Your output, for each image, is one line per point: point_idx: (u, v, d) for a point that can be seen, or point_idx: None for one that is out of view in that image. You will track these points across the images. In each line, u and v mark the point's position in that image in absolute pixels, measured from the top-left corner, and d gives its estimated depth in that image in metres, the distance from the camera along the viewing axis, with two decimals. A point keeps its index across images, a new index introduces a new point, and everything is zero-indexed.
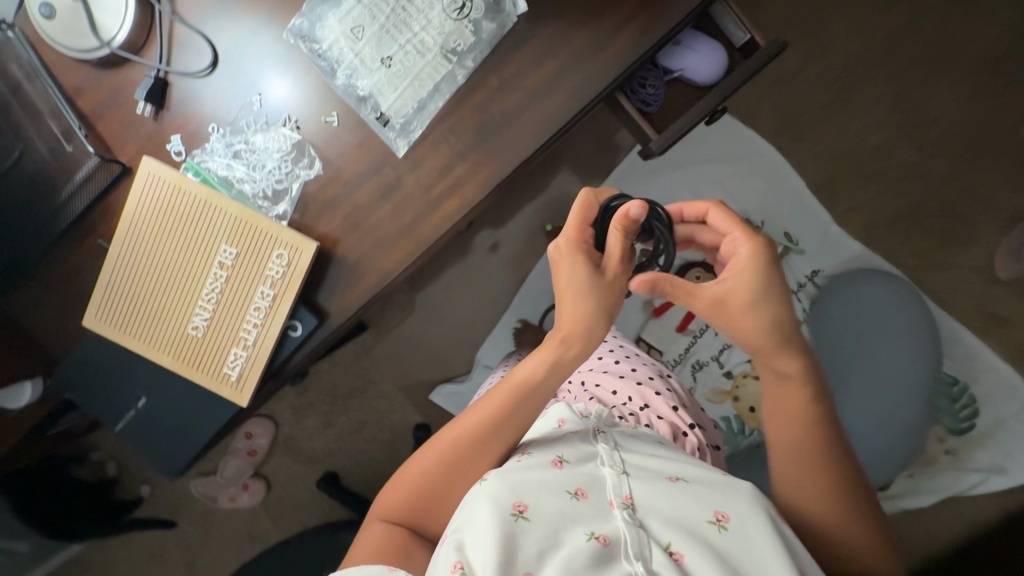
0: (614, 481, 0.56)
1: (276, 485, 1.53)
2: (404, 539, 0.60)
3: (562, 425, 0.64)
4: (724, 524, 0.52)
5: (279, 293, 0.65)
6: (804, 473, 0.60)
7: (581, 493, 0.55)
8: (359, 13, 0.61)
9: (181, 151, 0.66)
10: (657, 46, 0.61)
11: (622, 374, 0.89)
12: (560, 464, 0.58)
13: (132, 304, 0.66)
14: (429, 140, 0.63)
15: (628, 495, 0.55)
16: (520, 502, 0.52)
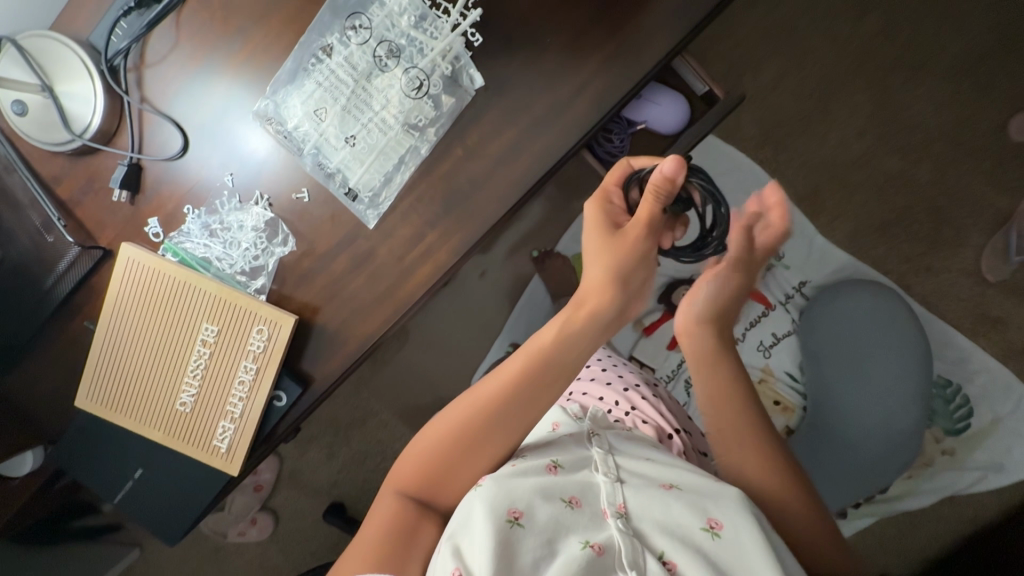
0: (608, 490, 0.57)
1: (284, 517, 1.54)
2: (414, 516, 0.59)
3: (556, 428, 0.70)
4: (717, 531, 0.53)
5: (261, 367, 0.67)
6: (761, 460, 0.64)
7: (576, 502, 0.55)
8: (320, 96, 0.62)
9: (159, 232, 0.68)
10: (616, 109, 0.61)
11: (609, 380, 0.88)
12: (554, 470, 0.58)
13: (119, 385, 0.68)
14: (398, 210, 0.65)
15: (622, 504, 0.56)
16: (516, 508, 0.52)
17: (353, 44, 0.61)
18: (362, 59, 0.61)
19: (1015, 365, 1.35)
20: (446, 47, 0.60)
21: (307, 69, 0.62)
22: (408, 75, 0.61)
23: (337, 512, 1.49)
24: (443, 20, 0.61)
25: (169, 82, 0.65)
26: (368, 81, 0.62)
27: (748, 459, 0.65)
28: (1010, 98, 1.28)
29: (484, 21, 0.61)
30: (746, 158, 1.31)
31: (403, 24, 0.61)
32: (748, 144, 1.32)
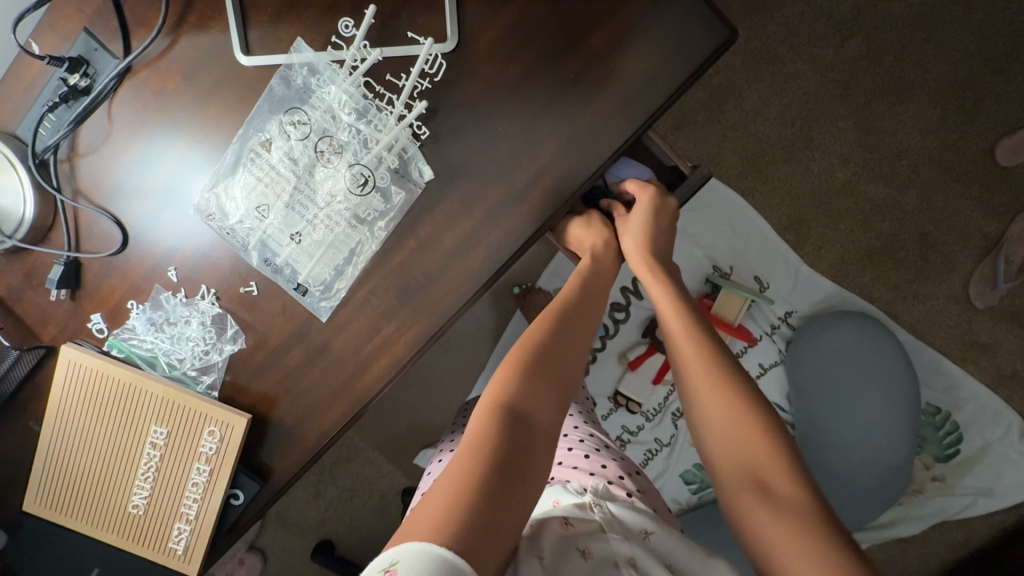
0: (618, 543, 0.55)
1: (272, 556, 1.48)
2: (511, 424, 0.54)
3: (557, 504, 0.61)
4: None
5: (215, 469, 0.64)
6: (715, 413, 0.59)
7: (587, 553, 0.54)
8: (261, 192, 0.59)
9: (103, 328, 0.64)
10: (573, 196, 0.59)
11: (591, 468, 0.70)
12: (566, 526, 0.56)
13: (68, 488, 0.65)
14: (352, 302, 0.62)
15: (631, 556, 0.54)
16: (537, 553, 0.52)
17: (287, 136, 0.58)
18: (303, 154, 0.59)
19: (1003, 391, 1.32)
20: (391, 141, 0.57)
21: (245, 163, 0.59)
22: (352, 171, 0.59)
23: (325, 551, 1.44)
24: (387, 112, 0.58)
25: (103, 175, 0.62)
26: (311, 175, 0.59)
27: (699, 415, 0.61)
28: (994, 121, 1.25)
29: (432, 110, 0.57)
30: (727, 189, 1.27)
31: (344, 117, 0.58)
32: (732, 172, 1.28)
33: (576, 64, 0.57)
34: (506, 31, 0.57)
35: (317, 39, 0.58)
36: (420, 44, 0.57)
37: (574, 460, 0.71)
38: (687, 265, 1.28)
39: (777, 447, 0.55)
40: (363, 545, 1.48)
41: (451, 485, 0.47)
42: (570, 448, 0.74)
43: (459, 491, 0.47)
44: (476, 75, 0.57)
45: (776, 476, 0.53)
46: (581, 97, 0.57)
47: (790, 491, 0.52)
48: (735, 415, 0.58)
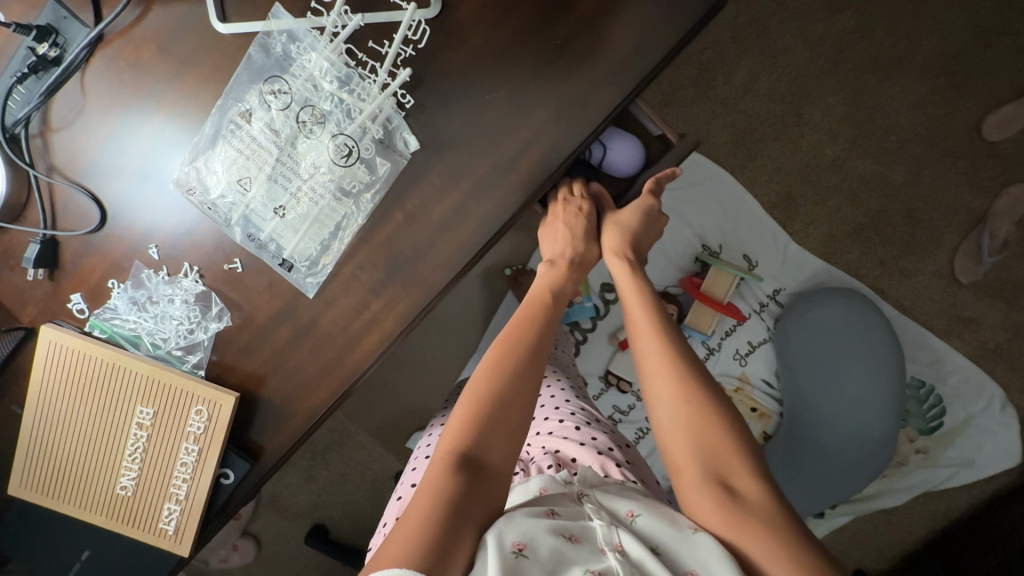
0: (604, 530, 0.51)
1: (266, 542, 1.48)
2: (489, 412, 0.57)
3: (544, 492, 0.58)
4: None
5: (204, 448, 0.63)
6: (681, 416, 0.59)
7: (574, 538, 0.50)
8: (243, 166, 0.58)
9: (84, 308, 0.63)
10: (562, 169, 0.58)
11: (581, 440, 0.70)
12: (552, 513, 0.52)
13: (54, 471, 0.64)
14: (340, 277, 0.61)
15: (619, 542, 0.50)
16: (521, 540, 0.48)
17: (270, 105, 0.57)
18: (285, 125, 0.57)
19: (986, 364, 1.34)
20: (374, 111, 0.56)
21: (225, 135, 0.58)
22: (336, 142, 0.57)
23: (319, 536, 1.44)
24: (371, 81, 0.56)
25: (77, 148, 0.60)
26: (293, 147, 0.57)
27: (662, 416, 0.60)
28: (980, 97, 1.26)
29: (417, 78, 0.56)
30: (715, 168, 1.27)
31: (326, 85, 0.57)
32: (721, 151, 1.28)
33: (564, 28, 0.56)
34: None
35: (296, 5, 0.56)
36: (403, 9, 0.55)
37: (565, 431, 0.72)
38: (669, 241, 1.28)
39: (740, 453, 0.57)
40: (357, 529, 1.49)
41: (432, 483, 0.51)
42: (561, 420, 0.75)
43: (438, 496, 0.50)
44: (462, 42, 0.56)
45: (740, 481, 0.55)
46: (568, 65, 0.57)
47: (753, 496, 0.53)
48: (701, 421, 0.58)
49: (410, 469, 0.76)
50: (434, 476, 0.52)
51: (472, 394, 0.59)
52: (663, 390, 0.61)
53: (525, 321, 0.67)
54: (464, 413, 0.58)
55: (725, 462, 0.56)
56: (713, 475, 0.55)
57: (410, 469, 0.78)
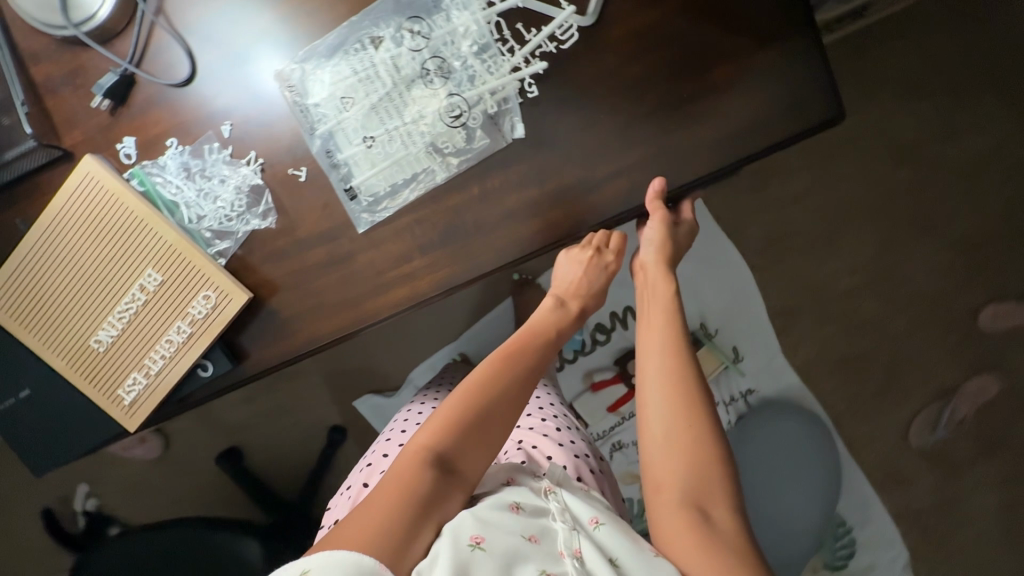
0: (565, 534, 0.52)
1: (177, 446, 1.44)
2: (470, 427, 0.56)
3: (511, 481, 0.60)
4: None
5: (195, 334, 0.61)
6: (674, 441, 0.56)
7: (533, 539, 0.51)
8: (350, 85, 0.58)
9: (131, 155, 0.61)
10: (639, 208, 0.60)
11: (561, 441, 0.72)
12: (516, 508, 0.54)
13: (35, 299, 0.62)
14: (395, 224, 0.61)
15: (577, 549, 0.51)
16: (480, 535, 0.50)
17: (406, 42, 0.57)
18: (410, 65, 0.58)
19: (906, 527, 1.40)
20: (497, 88, 0.57)
21: (347, 50, 0.58)
22: (449, 99, 0.58)
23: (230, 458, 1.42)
24: (505, 59, 0.58)
25: (196, 5, 0.60)
26: (408, 89, 0.58)
27: (652, 437, 0.57)
28: (987, 289, 1.35)
29: (544, 75, 0.58)
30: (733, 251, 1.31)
31: (463, 46, 0.58)
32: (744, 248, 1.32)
33: (688, 84, 0.58)
34: (641, 31, 0.57)
35: None
36: (559, 9, 0.57)
37: (545, 430, 0.74)
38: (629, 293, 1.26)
39: (726, 489, 0.54)
40: (270, 465, 1.46)
41: (401, 481, 0.52)
42: (543, 419, 0.76)
43: (404, 496, 0.50)
44: (598, 60, 0.58)
45: (719, 515, 0.53)
46: (683, 119, 0.58)
47: (728, 534, 0.52)
48: (694, 451, 0.55)
49: (384, 439, 0.77)
50: (404, 472, 0.52)
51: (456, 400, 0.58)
52: (663, 410, 0.58)
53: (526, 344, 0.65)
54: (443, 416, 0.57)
55: (707, 495, 0.54)
56: (690, 505, 0.53)
57: (381, 441, 0.79)
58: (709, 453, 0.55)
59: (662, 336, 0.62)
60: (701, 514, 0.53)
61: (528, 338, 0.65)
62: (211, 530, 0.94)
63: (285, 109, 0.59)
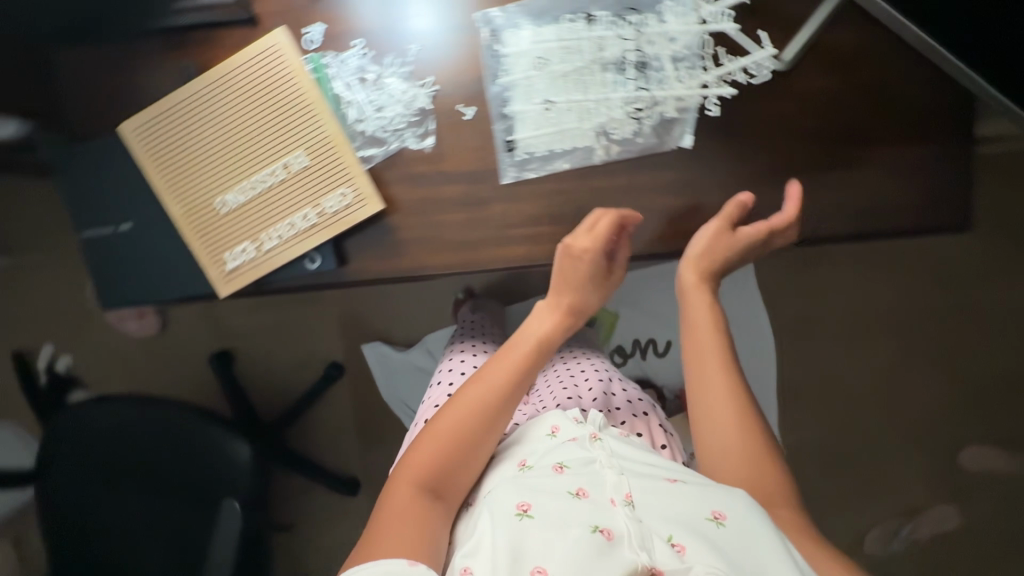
0: (615, 483, 0.54)
1: (178, 329, 1.51)
2: (457, 447, 0.58)
3: (556, 431, 0.63)
4: (721, 521, 0.50)
5: (319, 225, 0.63)
6: (727, 439, 0.58)
7: (581, 493, 0.53)
8: (552, 50, 0.59)
9: (314, 41, 0.63)
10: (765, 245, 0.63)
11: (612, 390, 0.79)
12: (560, 468, 0.57)
13: (176, 143, 0.63)
14: (536, 186, 0.63)
15: (629, 494, 0.53)
16: (524, 502, 0.52)
17: (618, 29, 0.58)
18: (613, 51, 0.59)
19: None
20: (683, 98, 0.59)
21: (563, 18, 0.59)
22: (633, 92, 0.59)
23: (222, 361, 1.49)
24: (699, 73, 0.59)
25: None
26: (602, 70, 0.59)
27: (703, 439, 0.60)
28: None
29: (725, 103, 0.59)
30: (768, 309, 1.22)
31: (669, 49, 0.58)
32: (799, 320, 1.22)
33: (844, 154, 0.61)
34: (820, 93, 0.60)
35: None
36: (762, 46, 0.58)
37: (596, 383, 0.80)
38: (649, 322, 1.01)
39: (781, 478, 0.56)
40: (264, 377, 1.54)
41: (402, 508, 0.53)
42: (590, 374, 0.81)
43: (412, 522, 0.52)
44: (775, 103, 0.60)
45: (781, 507, 0.54)
46: (834, 179, 0.61)
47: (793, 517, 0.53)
48: (747, 448, 0.57)
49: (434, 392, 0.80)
50: (397, 505, 0.53)
51: (437, 430, 0.58)
52: (711, 412, 0.60)
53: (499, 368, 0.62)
54: (425, 449, 0.57)
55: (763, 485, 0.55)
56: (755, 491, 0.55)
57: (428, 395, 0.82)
58: (760, 451, 0.57)
59: (708, 342, 0.62)
60: (774, 492, 0.56)
61: (512, 358, 0.62)
62: (208, 423, 0.99)
63: (474, 50, 0.62)
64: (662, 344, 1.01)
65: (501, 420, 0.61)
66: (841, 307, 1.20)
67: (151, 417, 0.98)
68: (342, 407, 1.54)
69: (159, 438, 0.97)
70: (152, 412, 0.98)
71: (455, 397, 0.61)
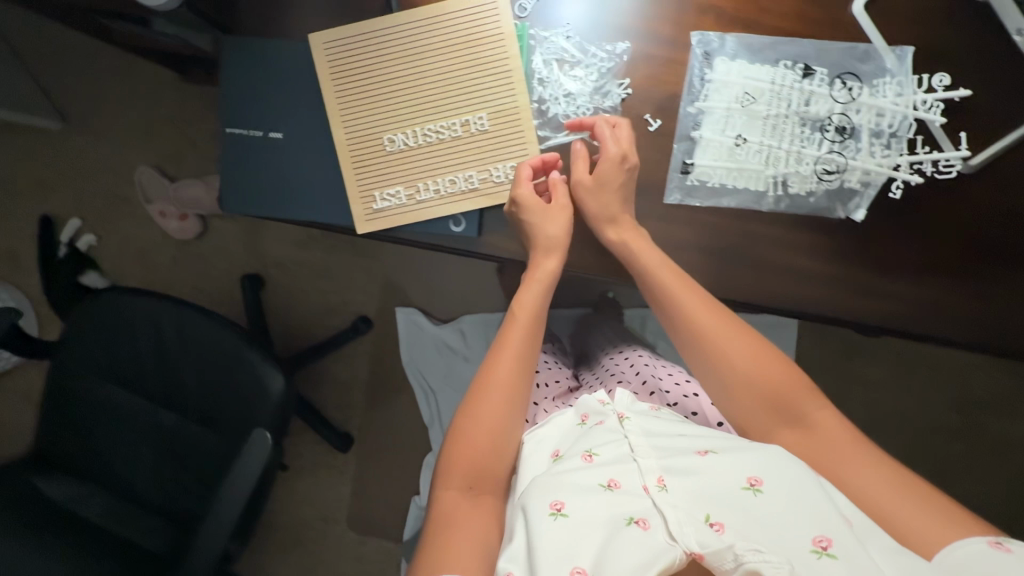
0: (646, 467, 0.55)
1: (216, 239, 1.45)
2: (484, 446, 0.60)
3: (585, 417, 0.65)
4: (758, 487, 0.50)
5: (478, 191, 0.62)
6: (758, 379, 0.59)
7: (615, 484, 0.53)
8: (758, 90, 0.60)
9: (525, 11, 0.62)
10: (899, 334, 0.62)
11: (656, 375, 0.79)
12: (590, 455, 0.57)
13: (359, 69, 0.61)
14: (695, 214, 0.63)
15: (661, 479, 0.53)
16: (559, 500, 0.51)
17: (831, 89, 0.59)
18: (819, 109, 0.59)
19: None
20: (871, 173, 0.59)
21: (778, 64, 0.60)
22: (826, 153, 0.60)
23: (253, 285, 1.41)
24: (893, 154, 0.59)
25: None
26: (801, 123, 0.60)
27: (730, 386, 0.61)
28: None
29: (905, 189, 0.60)
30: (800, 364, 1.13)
31: (873, 123, 0.59)
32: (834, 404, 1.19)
33: (1004, 267, 0.61)
34: (998, 204, 0.60)
35: (914, 56, 0.59)
36: (959, 146, 0.59)
37: (637, 374, 0.80)
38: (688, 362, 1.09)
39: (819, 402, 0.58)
40: (286, 312, 1.48)
41: (448, 512, 0.56)
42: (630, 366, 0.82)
43: (457, 524, 0.55)
44: (944, 204, 0.60)
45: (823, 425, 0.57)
46: (989, 291, 0.61)
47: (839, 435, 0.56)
48: (777, 384, 0.59)
49: None
50: (448, 509, 0.56)
51: (461, 437, 0.60)
52: (734, 366, 0.60)
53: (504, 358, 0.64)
54: (456, 451, 0.60)
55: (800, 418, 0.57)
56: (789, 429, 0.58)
57: None
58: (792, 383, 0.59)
59: (705, 318, 0.61)
60: (799, 420, 0.57)
61: (511, 350, 0.64)
62: (249, 345, 0.96)
63: (678, 67, 0.61)
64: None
65: (518, 410, 0.63)
66: (886, 405, 1.20)
67: (213, 324, 0.99)
68: (360, 362, 1.50)
69: (211, 344, 0.98)
70: (215, 320, 0.98)
71: (471, 394, 0.63)
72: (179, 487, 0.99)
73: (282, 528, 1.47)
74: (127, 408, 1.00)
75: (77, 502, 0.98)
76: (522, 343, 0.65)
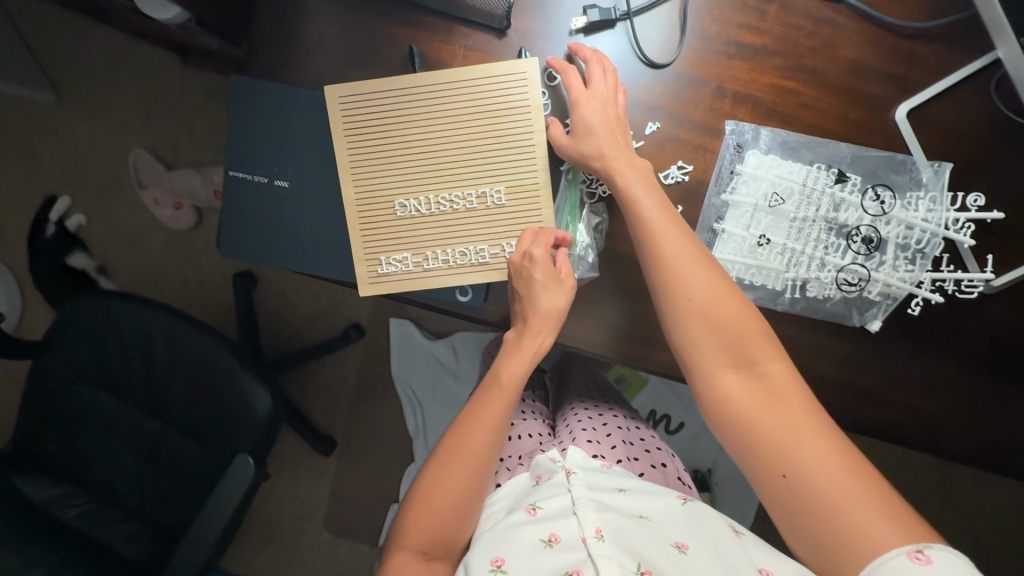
0: (585, 516, 0.50)
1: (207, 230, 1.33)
2: (438, 525, 0.54)
3: (539, 477, 0.60)
4: (684, 549, 0.48)
5: (488, 266, 0.59)
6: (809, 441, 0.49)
7: (555, 538, 0.49)
8: (787, 189, 0.58)
9: (557, 80, 0.59)
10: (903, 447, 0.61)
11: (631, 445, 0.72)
12: (534, 510, 0.53)
13: (372, 134, 0.58)
14: None
15: (599, 529, 0.48)
16: (499, 556, 0.48)
17: (862, 198, 0.58)
18: (848, 217, 0.58)
19: None
20: (893, 287, 0.58)
21: (812, 166, 0.58)
22: (849, 261, 0.58)
23: (245, 282, 1.29)
24: (916, 270, 0.58)
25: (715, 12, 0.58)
26: (827, 228, 0.58)
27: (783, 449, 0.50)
28: None
29: (924, 306, 0.59)
30: None
31: (901, 237, 0.58)
32: None
33: (1013, 391, 0.60)
34: (1015, 326, 0.59)
35: (945, 170, 0.58)
36: (983, 268, 0.58)
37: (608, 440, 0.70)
38: (670, 401, 1.08)
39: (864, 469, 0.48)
40: (274, 316, 1.36)
41: None
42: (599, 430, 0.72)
43: None
44: (960, 323, 0.59)
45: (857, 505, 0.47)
46: (994, 413, 0.60)
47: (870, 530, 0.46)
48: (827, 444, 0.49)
49: None
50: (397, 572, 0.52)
51: (434, 485, 0.55)
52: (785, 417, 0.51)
53: (470, 430, 0.57)
54: (416, 509, 0.55)
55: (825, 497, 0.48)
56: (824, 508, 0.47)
57: None
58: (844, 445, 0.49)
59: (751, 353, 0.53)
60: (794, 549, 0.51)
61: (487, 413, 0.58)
62: (241, 366, 0.86)
63: (708, 155, 0.59)
64: (674, 423, 1.07)
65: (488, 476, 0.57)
66: None
67: (206, 339, 0.88)
68: (347, 371, 1.36)
69: (200, 363, 0.88)
70: (211, 335, 0.88)
71: (429, 470, 0.56)
72: (164, 502, 0.91)
73: (248, 543, 1.35)
74: (120, 415, 0.92)
75: (56, 502, 0.89)
76: (501, 410, 0.59)
